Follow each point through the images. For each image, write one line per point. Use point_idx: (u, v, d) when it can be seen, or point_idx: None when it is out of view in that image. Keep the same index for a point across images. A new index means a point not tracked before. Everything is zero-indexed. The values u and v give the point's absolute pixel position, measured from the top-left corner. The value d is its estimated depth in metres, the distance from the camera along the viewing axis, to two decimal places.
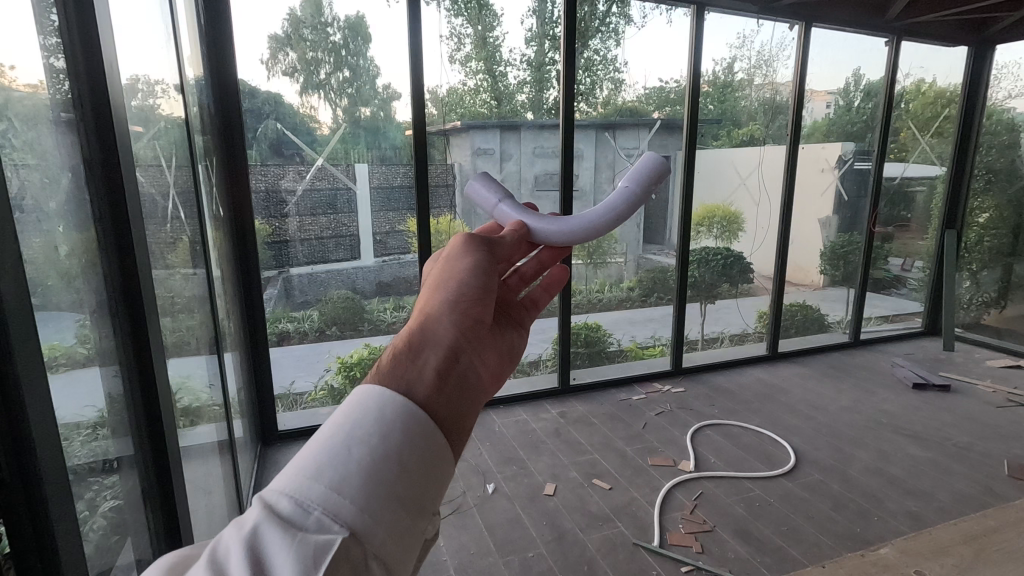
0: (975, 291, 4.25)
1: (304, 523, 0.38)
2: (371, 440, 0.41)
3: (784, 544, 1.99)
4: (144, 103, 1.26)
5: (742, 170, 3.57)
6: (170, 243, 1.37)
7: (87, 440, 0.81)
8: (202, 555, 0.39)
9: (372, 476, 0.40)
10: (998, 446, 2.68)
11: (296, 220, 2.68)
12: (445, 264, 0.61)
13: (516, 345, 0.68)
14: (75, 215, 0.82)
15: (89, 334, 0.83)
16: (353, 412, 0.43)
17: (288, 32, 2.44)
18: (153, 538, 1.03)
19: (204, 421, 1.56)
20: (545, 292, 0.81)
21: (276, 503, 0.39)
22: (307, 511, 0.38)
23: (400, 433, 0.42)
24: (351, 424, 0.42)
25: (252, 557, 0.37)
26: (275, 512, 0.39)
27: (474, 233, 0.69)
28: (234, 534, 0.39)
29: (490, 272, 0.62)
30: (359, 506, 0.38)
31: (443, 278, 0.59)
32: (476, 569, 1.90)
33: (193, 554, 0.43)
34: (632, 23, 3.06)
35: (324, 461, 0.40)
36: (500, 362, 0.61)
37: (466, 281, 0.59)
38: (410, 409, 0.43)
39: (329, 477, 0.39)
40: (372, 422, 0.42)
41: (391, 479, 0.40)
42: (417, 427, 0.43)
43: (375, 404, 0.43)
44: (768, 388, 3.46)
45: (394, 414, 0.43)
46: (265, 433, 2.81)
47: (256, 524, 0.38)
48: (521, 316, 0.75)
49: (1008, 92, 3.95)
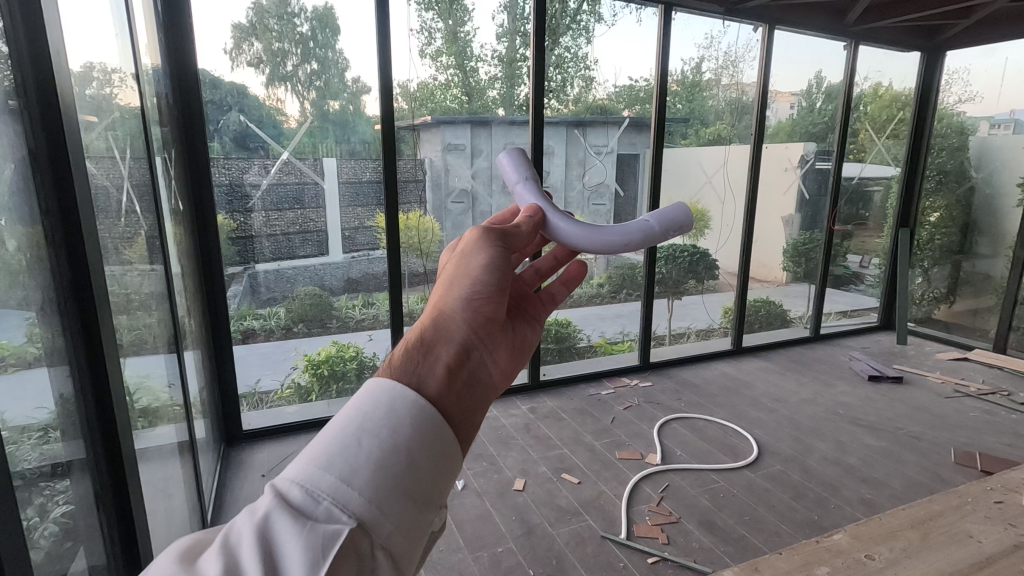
0: (926, 287, 4.44)
1: (314, 512, 0.38)
2: (382, 434, 0.41)
3: (746, 533, 2.05)
4: (98, 92, 1.21)
5: (709, 169, 3.64)
6: (125, 238, 1.32)
7: (37, 443, 0.77)
8: (216, 540, 0.39)
9: (381, 468, 0.39)
10: (946, 435, 2.81)
11: (261, 215, 2.60)
12: (461, 257, 0.60)
13: (529, 340, 0.67)
14: (23, 208, 0.78)
15: (39, 332, 0.80)
16: (363, 405, 0.42)
17: (253, 21, 2.37)
18: (109, 544, 1.00)
19: (163, 423, 1.52)
20: (562, 287, 0.82)
21: (287, 491, 0.39)
22: (317, 501, 0.38)
23: (409, 428, 0.41)
24: (362, 416, 0.41)
25: (263, 544, 0.37)
26: (285, 501, 0.38)
27: (490, 227, 0.68)
28: (247, 520, 0.39)
29: (504, 267, 0.61)
30: (366, 498, 0.38)
31: (458, 272, 0.58)
32: (445, 566, 1.89)
33: (208, 536, 0.43)
34: (602, 22, 3.08)
35: (333, 452, 0.39)
36: (513, 358, 0.61)
37: (480, 274, 0.58)
38: (421, 405, 0.43)
39: (339, 468, 0.39)
40: (381, 415, 0.41)
41: (397, 472, 0.40)
42: (427, 425, 0.42)
43: (386, 399, 0.42)
44: (732, 382, 3.54)
45: (404, 410, 0.42)
46: (228, 433, 2.76)
47: (268, 510, 0.38)
48: (536, 311, 0.74)
49: (957, 97, 4.13)
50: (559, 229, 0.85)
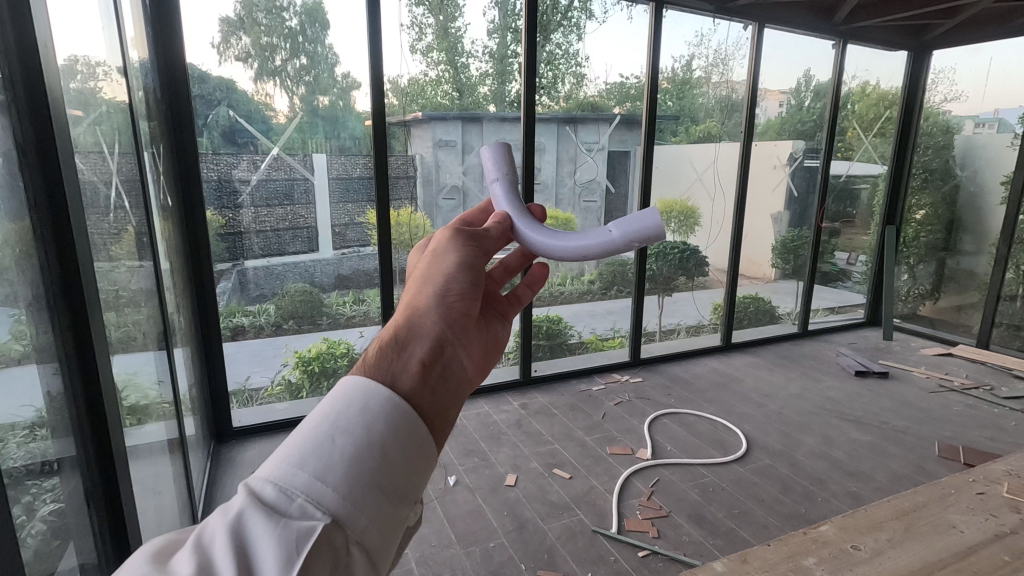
0: (912, 284, 4.50)
1: (287, 510, 0.38)
2: (355, 430, 0.41)
3: (735, 526, 2.07)
4: (84, 87, 1.19)
5: (699, 166, 3.67)
6: (113, 234, 1.30)
7: (24, 442, 0.76)
8: (189, 541, 0.39)
9: (356, 465, 0.40)
10: (931, 429, 2.85)
11: (250, 211, 2.58)
12: (432, 256, 0.61)
13: (501, 338, 0.68)
14: (12, 203, 0.78)
15: (25, 330, 0.79)
16: (336, 404, 0.42)
17: (242, 15, 2.36)
18: (98, 540, 0.99)
19: (153, 420, 1.50)
20: (528, 287, 0.82)
21: (260, 490, 0.39)
22: (291, 498, 0.38)
23: (384, 424, 0.42)
24: (335, 414, 0.42)
25: (237, 544, 0.37)
26: (259, 499, 0.39)
27: (461, 227, 0.68)
28: (220, 519, 0.39)
29: (477, 267, 0.62)
30: (341, 494, 0.39)
31: (430, 271, 0.59)
32: (437, 561, 1.90)
33: (182, 537, 0.43)
34: (593, 19, 3.08)
35: (307, 450, 0.40)
36: (486, 355, 0.61)
37: (451, 272, 0.59)
38: (395, 401, 0.43)
39: (312, 465, 0.39)
40: (355, 412, 0.42)
41: (371, 468, 0.40)
42: (402, 419, 0.43)
43: (358, 397, 0.43)
44: (721, 377, 3.57)
45: (377, 407, 0.42)
46: (219, 430, 2.74)
47: (242, 509, 0.39)
48: (507, 310, 0.74)
49: (943, 96, 4.18)
50: (520, 230, 0.85)
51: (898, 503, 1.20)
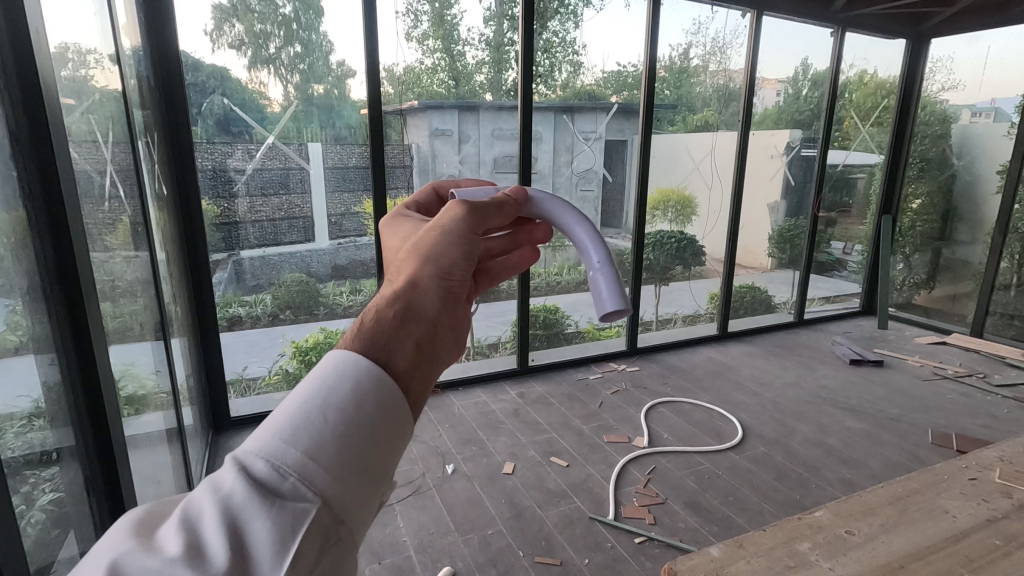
0: (908, 273, 4.52)
1: (278, 488, 0.36)
2: (347, 407, 0.39)
3: (730, 512, 2.10)
4: (76, 74, 1.17)
5: (696, 155, 3.66)
6: (109, 224, 1.30)
7: (20, 433, 0.76)
8: (177, 514, 0.38)
9: (347, 444, 0.38)
10: (924, 417, 2.88)
11: (245, 201, 2.57)
12: (436, 227, 0.55)
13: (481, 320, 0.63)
14: (8, 193, 0.77)
15: (19, 320, 0.78)
16: (327, 378, 0.40)
17: (234, 1, 2.32)
18: (98, 530, 1.00)
19: (150, 410, 1.51)
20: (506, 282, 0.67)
21: (249, 464, 0.37)
22: (282, 477, 0.36)
23: (375, 403, 0.40)
24: (327, 389, 0.40)
25: (230, 521, 0.36)
26: (249, 475, 0.37)
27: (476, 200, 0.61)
28: (209, 493, 0.38)
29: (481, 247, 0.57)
30: (332, 475, 0.37)
31: (431, 244, 0.53)
32: (435, 549, 1.91)
33: (163, 507, 0.42)
34: (590, 6, 3.06)
35: (298, 426, 0.38)
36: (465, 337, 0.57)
37: (455, 248, 0.53)
38: (387, 380, 0.41)
39: (302, 443, 0.37)
40: (348, 389, 0.40)
41: (362, 448, 0.39)
42: (393, 400, 0.41)
43: (350, 372, 0.41)
44: (717, 366, 3.59)
45: (368, 385, 0.40)
46: (217, 420, 2.75)
47: (233, 485, 0.37)
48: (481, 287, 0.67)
49: (941, 85, 4.17)
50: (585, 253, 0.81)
51: (890, 490, 1.21)
